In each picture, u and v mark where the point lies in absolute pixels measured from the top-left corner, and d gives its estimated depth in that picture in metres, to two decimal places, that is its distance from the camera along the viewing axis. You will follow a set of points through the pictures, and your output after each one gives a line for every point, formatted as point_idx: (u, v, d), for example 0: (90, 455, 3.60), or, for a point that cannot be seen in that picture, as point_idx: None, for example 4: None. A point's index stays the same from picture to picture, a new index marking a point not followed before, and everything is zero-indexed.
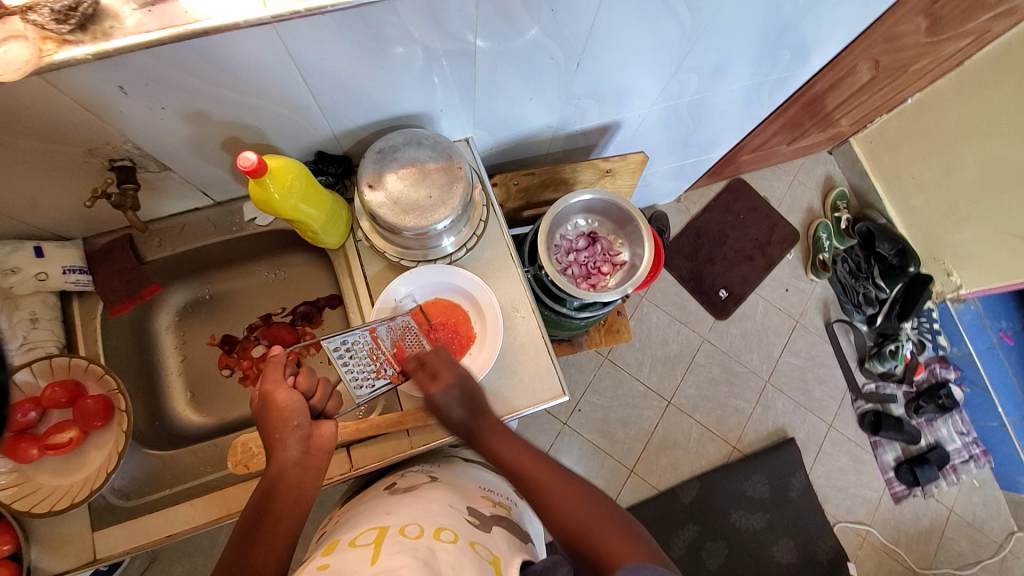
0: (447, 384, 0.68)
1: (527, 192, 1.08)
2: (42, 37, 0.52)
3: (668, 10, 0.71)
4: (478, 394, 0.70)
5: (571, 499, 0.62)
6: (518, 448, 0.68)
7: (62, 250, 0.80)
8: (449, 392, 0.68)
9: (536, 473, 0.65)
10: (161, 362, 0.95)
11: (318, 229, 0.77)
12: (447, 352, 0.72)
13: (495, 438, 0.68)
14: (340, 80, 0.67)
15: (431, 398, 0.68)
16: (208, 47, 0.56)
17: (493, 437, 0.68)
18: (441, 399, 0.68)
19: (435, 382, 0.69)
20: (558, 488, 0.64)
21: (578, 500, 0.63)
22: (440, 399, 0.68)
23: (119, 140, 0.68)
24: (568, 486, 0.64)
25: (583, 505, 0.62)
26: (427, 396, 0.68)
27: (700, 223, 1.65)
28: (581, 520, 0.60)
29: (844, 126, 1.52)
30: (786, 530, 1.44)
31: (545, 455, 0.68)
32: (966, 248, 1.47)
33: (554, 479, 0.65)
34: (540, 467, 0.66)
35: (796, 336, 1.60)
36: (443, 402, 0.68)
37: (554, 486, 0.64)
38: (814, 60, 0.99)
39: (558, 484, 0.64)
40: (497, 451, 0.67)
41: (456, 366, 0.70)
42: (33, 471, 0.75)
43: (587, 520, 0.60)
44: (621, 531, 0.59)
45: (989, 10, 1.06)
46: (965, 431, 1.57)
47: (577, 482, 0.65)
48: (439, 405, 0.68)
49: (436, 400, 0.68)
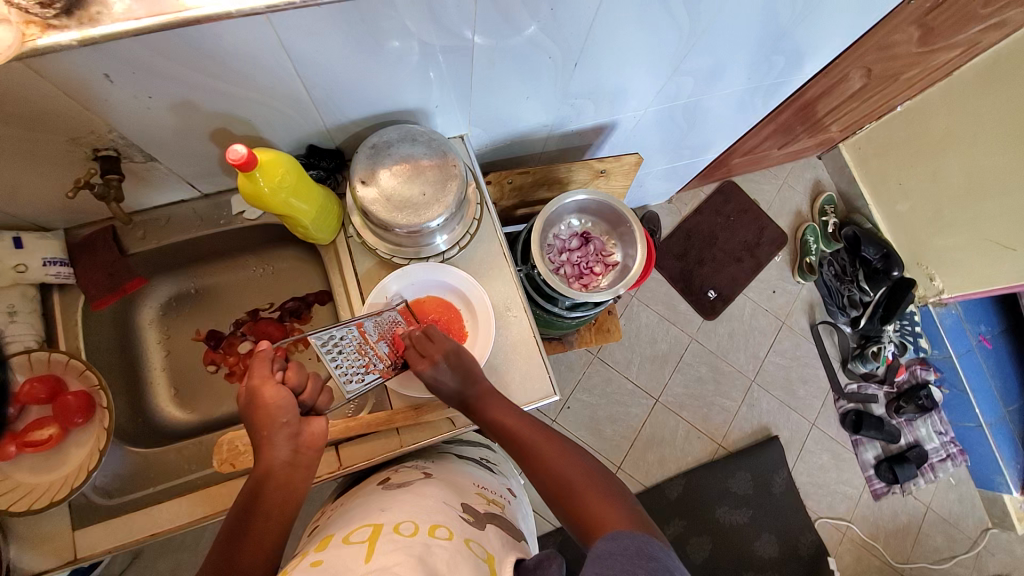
0: (433, 362, 0.70)
1: (521, 190, 1.07)
2: (25, 22, 0.50)
3: (668, 12, 0.71)
4: (470, 364, 0.72)
5: (561, 464, 0.64)
6: (506, 411, 0.70)
7: (43, 241, 0.78)
8: (436, 369, 0.70)
9: (530, 438, 0.67)
10: (145, 356, 0.93)
11: (308, 225, 0.76)
12: (437, 330, 0.73)
13: (484, 402, 0.70)
14: (335, 73, 0.66)
15: (420, 376, 0.70)
16: (198, 36, 0.54)
17: (490, 404, 0.70)
18: (429, 375, 0.70)
19: (422, 360, 0.71)
20: (552, 454, 0.65)
21: (570, 465, 0.63)
22: (429, 375, 0.70)
23: (104, 130, 0.66)
24: (562, 451, 0.65)
25: (574, 470, 0.63)
26: (417, 373, 0.70)
27: (691, 224, 1.66)
28: (567, 485, 0.61)
29: (834, 131, 1.54)
30: (769, 526, 1.46)
31: (545, 424, 0.69)
32: (949, 253, 1.50)
33: (545, 445, 0.66)
34: (532, 434, 0.67)
35: (782, 337, 1.62)
36: (432, 377, 0.70)
37: (547, 453, 0.65)
38: (809, 66, 1.00)
39: (549, 449, 0.65)
40: (491, 418, 0.69)
41: (444, 343, 0.72)
42: (11, 468, 0.73)
43: (573, 484, 0.61)
44: (607, 495, 0.59)
45: (978, 22, 1.08)
46: (942, 431, 1.62)
47: (573, 447, 0.66)
48: (430, 381, 0.70)
49: (426, 377, 0.70)
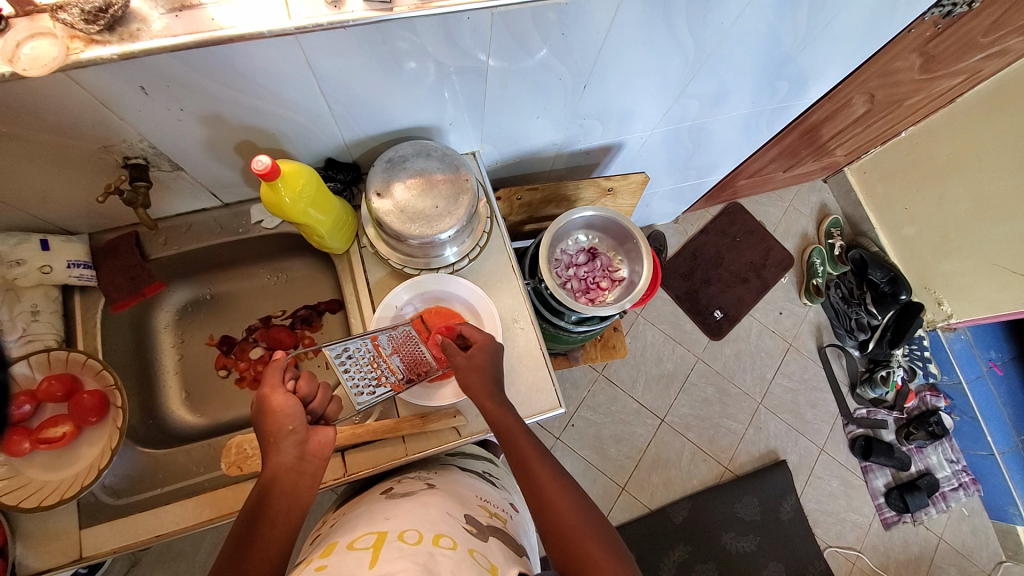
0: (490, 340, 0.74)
1: (529, 206, 1.10)
2: (70, 36, 0.54)
3: (674, 38, 0.75)
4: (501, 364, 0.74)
5: (572, 519, 0.60)
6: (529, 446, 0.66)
7: (68, 244, 0.81)
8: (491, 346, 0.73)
9: (547, 485, 0.63)
10: (158, 360, 0.94)
11: (324, 234, 0.78)
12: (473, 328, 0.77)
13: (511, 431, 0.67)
14: (356, 92, 0.69)
15: (479, 348, 0.72)
16: (229, 54, 0.58)
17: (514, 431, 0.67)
18: (488, 349, 0.72)
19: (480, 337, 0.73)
20: (562, 503, 0.61)
21: (580, 516, 0.60)
22: (487, 349, 0.72)
23: (136, 139, 0.69)
24: (577, 507, 0.61)
25: (583, 522, 0.60)
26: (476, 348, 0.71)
27: (697, 244, 1.68)
28: (572, 533, 0.59)
29: (839, 155, 1.56)
30: (776, 554, 1.43)
31: (558, 464, 0.66)
32: (957, 278, 1.51)
33: (561, 497, 0.62)
34: (543, 470, 0.64)
35: (789, 359, 1.61)
36: (486, 355, 0.72)
37: (556, 496, 0.62)
38: (811, 92, 1.03)
39: (565, 503, 0.61)
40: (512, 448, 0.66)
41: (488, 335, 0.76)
42: (23, 465, 0.74)
43: (577, 535, 0.58)
44: (612, 555, 0.57)
45: (979, 50, 1.11)
46: (954, 459, 1.59)
47: (583, 497, 0.63)
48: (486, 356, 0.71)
49: (482, 352, 0.72)
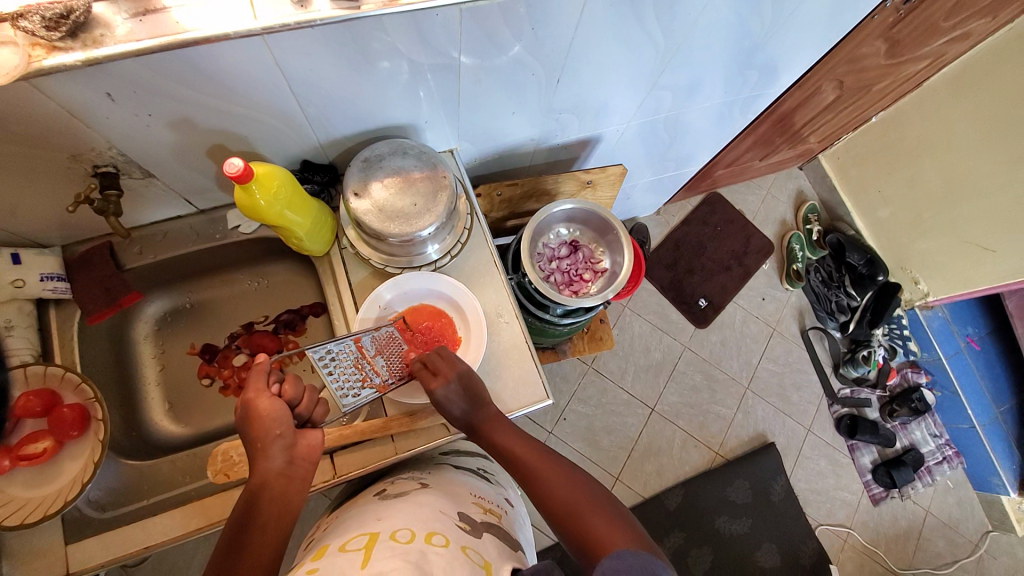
0: (447, 380, 0.69)
1: (510, 202, 1.11)
2: (31, 44, 0.53)
3: (644, 30, 0.76)
4: (478, 388, 0.71)
5: (563, 487, 0.63)
6: (511, 435, 0.69)
7: (40, 257, 0.79)
8: (448, 388, 0.69)
9: (534, 466, 0.65)
10: (139, 371, 0.93)
11: (302, 236, 0.78)
12: (449, 351, 0.73)
13: (493, 427, 0.69)
14: (328, 92, 0.69)
15: (432, 394, 0.69)
16: (196, 57, 0.57)
17: (492, 427, 0.69)
18: (442, 394, 0.68)
19: (436, 378, 0.70)
20: (552, 477, 0.64)
21: (569, 484, 0.63)
22: (441, 393, 0.68)
23: (105, 147, 0.68)
24: (566, 477, 0.64)
25: (573, 490, 0.62)
26: (429, 392, 0.69)
27: (679, 234, 1.70)
28: (573, 506, 0.60)
29: (813, 142, 1.59)
30: (770, 535, 1.46)
31: (544, 446, 0.69)
32: (931, 257, 1.55)
33: (550, 470, 0.65)
34: (530, 453, 0.67)
35: (773, 343, 1.64)
36: (444, 396, 0.69)
37: (551, 478, 0.64)
38: (781, 79, 1.05)
39: (553, 475, 0.64)
40: (496, 441, 0.68)
41: (456, 362, 0.71)
42: (3, 483, 0.72)
43: (580, 508, 0.60)
44: (607, 514, 0.59)
45: (942, 33, 1.14)
46: (937, 434, 1.63)
47: (572, 468, 0.66)
48: (441, 400, 0.69)
49: (438, 396, 0.69)
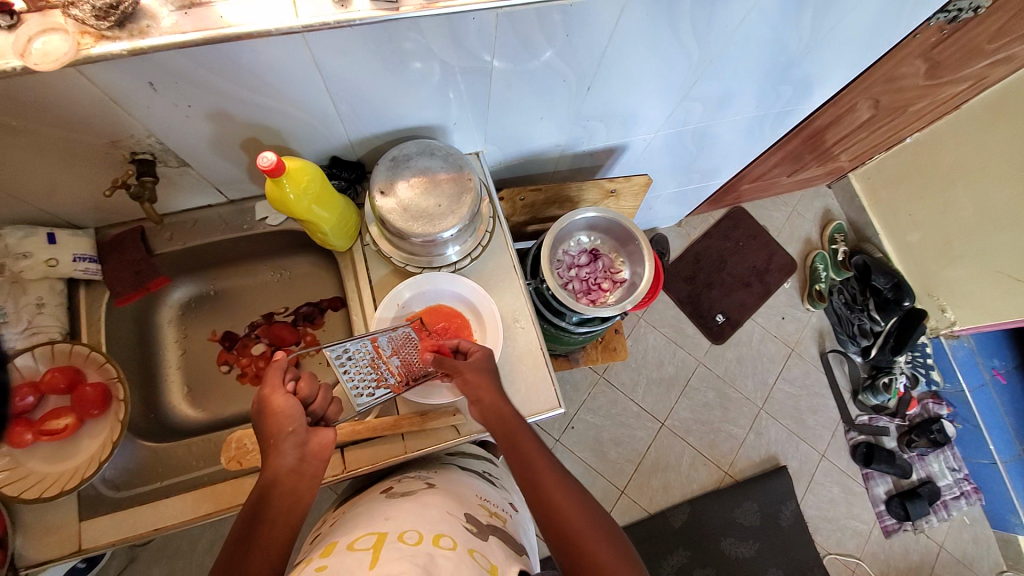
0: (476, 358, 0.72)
1: (532, 207, 1.10)
2: (80, 32, 0.54)
3: (677, 41, 0.75)
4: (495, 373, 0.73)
5: (569, 509, 0.57)
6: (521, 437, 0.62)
7: (75, 238, 0.81)
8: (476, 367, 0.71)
9: (543, 478, 0.59)
10: (161, 354, 0.95)
11: (327, 231, 0.79)
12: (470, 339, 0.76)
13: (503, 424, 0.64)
14: (361, 90, 0.69)
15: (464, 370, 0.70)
16: (237, 51, 0.58)
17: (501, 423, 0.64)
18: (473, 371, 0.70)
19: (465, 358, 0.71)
20: (558, 494, 0.58)
21: (577, 508, 0.57)
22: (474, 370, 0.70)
23: (143, 135, 0.70)
24: (572, 498, 0.58)
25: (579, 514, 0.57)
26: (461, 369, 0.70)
27: (700, 248, 1.68)
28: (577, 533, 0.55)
29: (844, 161, 1.56)
30: (776, 560, 1.42)
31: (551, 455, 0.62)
32: (960, 285, 1.50)
33: (556, 486, 0.58)
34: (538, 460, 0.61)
35: (791, 364, 1.61)
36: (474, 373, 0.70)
37: (558, 497, 0.57)
38: (814, 96, 1.03)
39: (560, 493, 0.58)
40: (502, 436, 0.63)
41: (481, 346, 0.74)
42: (25, 456, 0.74)
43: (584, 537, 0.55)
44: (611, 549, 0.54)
45: (986, 56, 1.11)
46: (956, 468, 1.58)
47: (578, 487, 0.60)
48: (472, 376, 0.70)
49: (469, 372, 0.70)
